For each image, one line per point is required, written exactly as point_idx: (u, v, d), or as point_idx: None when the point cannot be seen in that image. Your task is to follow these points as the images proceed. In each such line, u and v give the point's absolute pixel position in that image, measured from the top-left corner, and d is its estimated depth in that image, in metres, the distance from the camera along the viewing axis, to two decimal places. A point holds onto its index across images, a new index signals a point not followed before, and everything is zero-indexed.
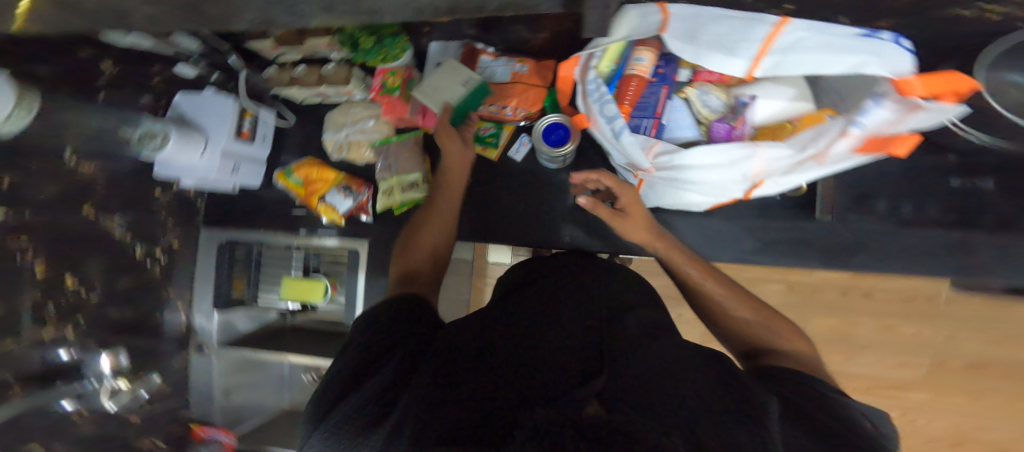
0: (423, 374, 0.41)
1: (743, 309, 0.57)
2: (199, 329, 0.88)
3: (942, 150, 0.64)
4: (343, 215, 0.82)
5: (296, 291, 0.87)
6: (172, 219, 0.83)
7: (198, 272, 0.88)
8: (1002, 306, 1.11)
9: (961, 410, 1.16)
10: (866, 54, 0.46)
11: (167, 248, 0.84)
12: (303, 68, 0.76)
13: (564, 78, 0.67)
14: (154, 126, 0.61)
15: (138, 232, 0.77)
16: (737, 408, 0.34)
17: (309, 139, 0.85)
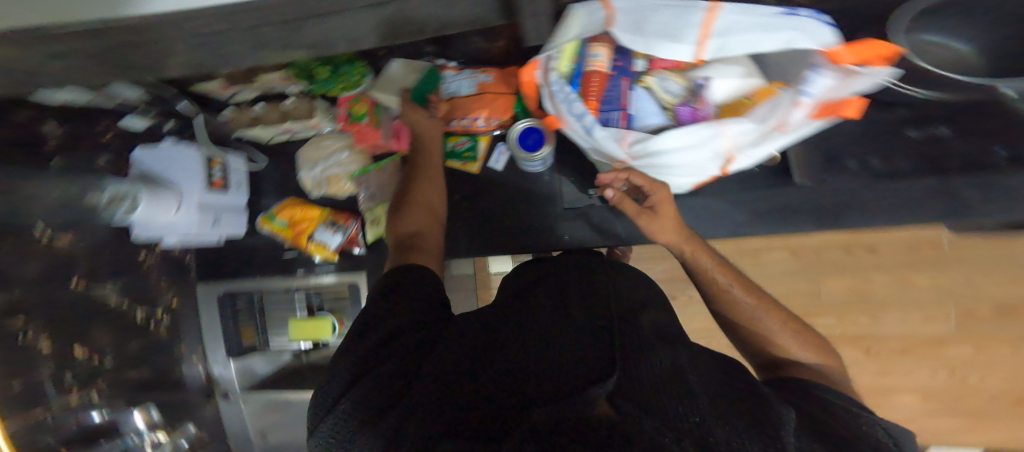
0: (429, 371, 0.42)
1: (772, 320, 0.59)
2: (220, 379, 0.89)
3: (892, 106, 0.63)
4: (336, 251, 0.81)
5: (305, 332, 0.85)
6: (166, 279, 0.82)
7: (205, 325, 0.87)
8: (1007, 243, 1.09)
9: (997, 359, 1.13)
10: (792, 31, 0.49)
11: (169, 308, 0.83)
12: (262, 106, 0.75)
13: (528, 84, 0.65)
14: (121, 188, 0.61)
15: (139, 295, 0.76)
16: (755, 422, 0.34)
17: (288, 178, 0.85)
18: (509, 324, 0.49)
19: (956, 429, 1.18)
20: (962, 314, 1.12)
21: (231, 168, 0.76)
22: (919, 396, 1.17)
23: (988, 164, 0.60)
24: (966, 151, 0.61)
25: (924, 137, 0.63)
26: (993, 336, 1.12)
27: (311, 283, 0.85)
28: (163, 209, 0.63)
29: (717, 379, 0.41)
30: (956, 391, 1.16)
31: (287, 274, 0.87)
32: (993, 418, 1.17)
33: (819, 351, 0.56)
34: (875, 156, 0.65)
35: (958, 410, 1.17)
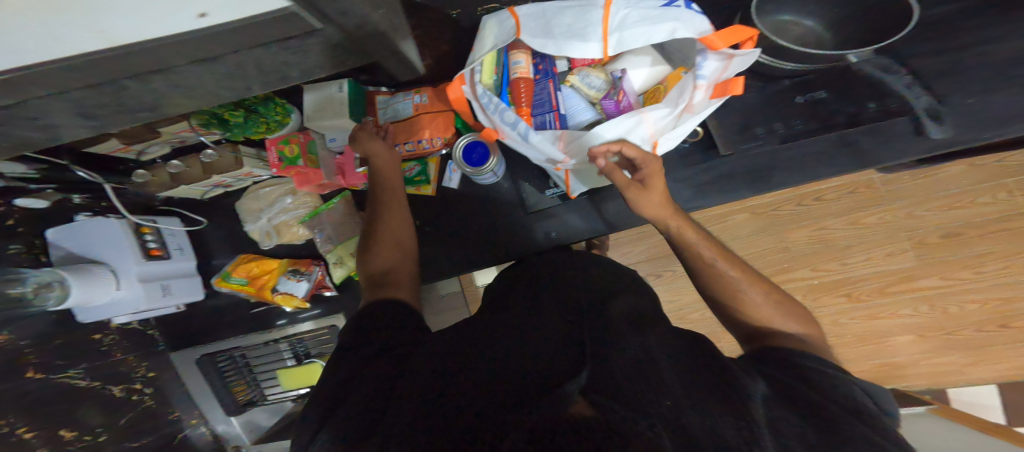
0: (404, 389, 0.40)
1: (757, 291, 0.52)
2: (226, 436, 0.88)
3: (775, 78, 0.66)
4: (305, 298, 0.77)
5: (296, 379, 0.83)
6: (133, 354, 0.76)
7: (193, 389, 0.83)
8: (933, 172, 1.14)
9: (966, 284, 1.18)
10: (672, 22, 0.53)
11: (147, 380, 0.78)
12: (178, 162, 0.71)
13: (458, 101, 0.61)
14: (43, 276, 0.60)
15: (114, 373, 0.73)
16: (720, 398, 0.35)
17: (238, 232, 0.83)
18: (484, 331, 0.47)
19: (942, 354, 1.22)
20: (914, 245, 1.17)
21: (168, 234, 0.75)
22: (916, 336, 1.22)
23: (865, 120, 0.62)
24: (847, 111, 0.63)
25: (809, 102, 0.65)
26: (948, 261, 1.17)
27: (291, 333, 0.81)
28: (98, 289, 0.63)
29: (693, 365, 0.39)
30: (931, 321, 1.20)
31: (264, 329, 0.81)
32: (975, 343, 1.20)
33: (806, 322, 0.50)
34: (778, 122, 0.66)
35: (949, 345, 1.21)
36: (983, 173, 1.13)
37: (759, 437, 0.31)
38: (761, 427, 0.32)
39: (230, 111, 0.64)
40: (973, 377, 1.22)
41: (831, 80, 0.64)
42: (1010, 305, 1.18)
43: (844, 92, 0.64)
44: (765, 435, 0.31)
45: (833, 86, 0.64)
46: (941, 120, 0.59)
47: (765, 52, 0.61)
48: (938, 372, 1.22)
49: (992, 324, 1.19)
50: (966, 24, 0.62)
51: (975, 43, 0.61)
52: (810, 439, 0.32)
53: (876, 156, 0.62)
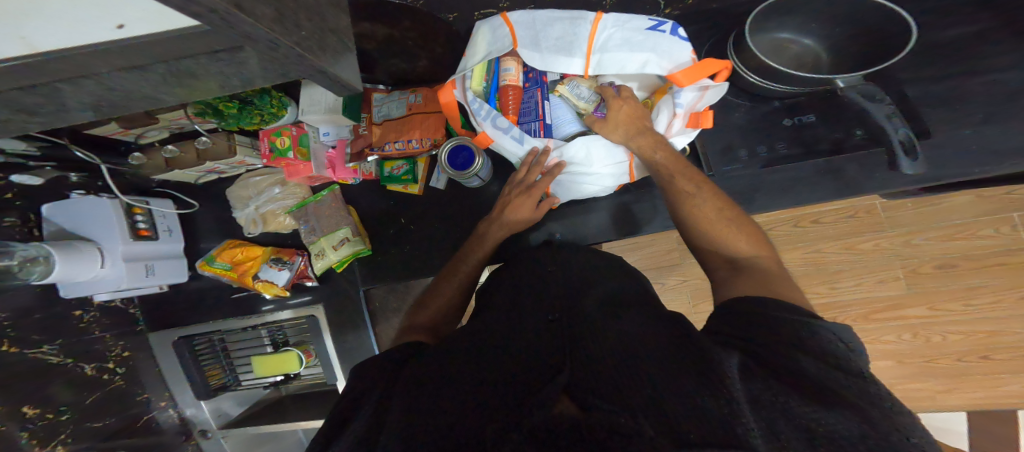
0: (398, 401, 0.38)
1: (709, 206, 0.53)
2: (193, 421, 0.86)
3: (765, 99, 0.66)
4: (285, 287, 0.78)
5: (270, 367, 0.81)
6: (110, 333, 0.78)
7: (166, 369, 0.83)
8: (932, 202, 1.14)
9: (959, 317, 1.16)
10: (648, 53, 0.57)
11: (121, 359, 0.79)
12: (173, 147, 0.71)
13: (449, 105, 0.61)
14: (30, 251, 0.61)
15: (89, 350, 0.74)
16: (698, 378, 0.33)
17: (225, 218, 0.84)
18: (459, 343, 0.47)
19: (926, 385, 1.19)
20: (907, 274, 1.16)
21: (157, 215, 0.77)
22: (894, 361, 1.20)
23: (849, 147, 0.61)
24: (833, 136, 0.62)
25: (797, 126, 0.64)
26: (941, 291, 1.15)
27: (269, 321, 0.81)
28: (83, 265, 0.64)
29: (666, 338, 0.40)
30: (913, 349, 1.18)
31: (245, 314, 0.82)
32: (955, 372, 1.18)
33: (762, 247, 0.50)
34: (762, 145, 0.65)
35: (927, 371, 1.19)
36: (986, 205, 1.11)
37: (740, 414, 0.29)
38: (740, 401, 0.30)
39: (225, 102, 0.62)
40: (944, 403, 1.20)
41: (819, 105, 0.63)
42: (996, 339, 1.15)
43: (841, 116, 0.62)
44: (746, 410, 0.30)
45: (822, 109, 0.63)
46: (916, 156, 0.57)
47: (755, 74, 0.61)
48: (910, 397, 1.20)
49: (975, 354, 1.16)
50: (965, 54, 0.61)
51: (968, 77, 0.61)
52: (789, 402, 0.30)
53: (856, 185, 0.63)
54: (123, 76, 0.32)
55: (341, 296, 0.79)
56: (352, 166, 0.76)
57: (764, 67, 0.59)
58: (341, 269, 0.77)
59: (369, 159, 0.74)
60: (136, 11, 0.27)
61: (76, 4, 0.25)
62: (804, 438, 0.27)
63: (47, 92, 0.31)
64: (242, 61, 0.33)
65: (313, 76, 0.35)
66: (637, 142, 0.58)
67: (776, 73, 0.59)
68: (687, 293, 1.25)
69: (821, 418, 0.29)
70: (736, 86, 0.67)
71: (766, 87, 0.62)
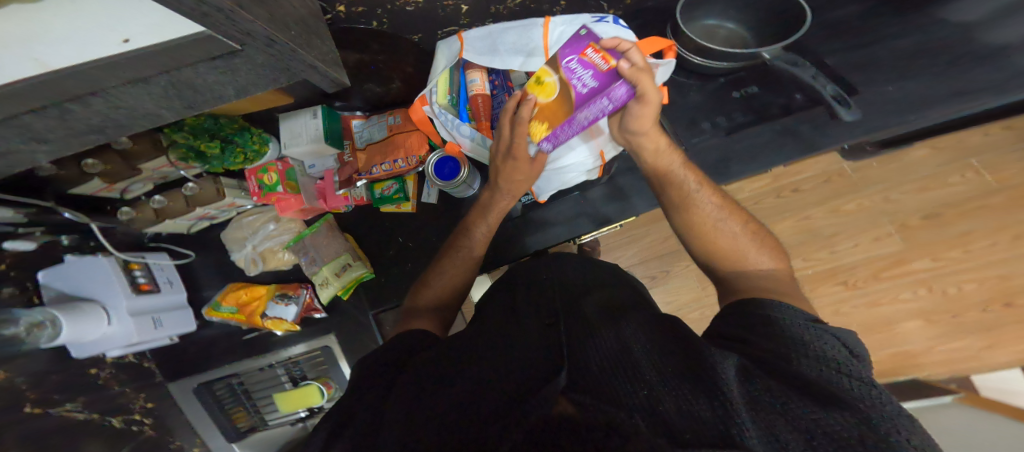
0: (395, 404, 0.39)
1: (734, 221, 0.55)
2: None
3: (712, 76, 0.70)
4: (295, 322, 0.78)
5: (292, 403, 0.80)
6: (130, 387, 0.75)
7: (193, 418, 0.81)
8: (897, 157, 1.14)
9: (967, 265, 1.11)
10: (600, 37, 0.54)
11: (146, 410, 0.76)
12: (161, 198, 0.71)
13: (420, 122, 0.62)
14: (36, 316, 0.60)
15: (113, 404, 0.71)
16: (694, 380, 0.33)
17: (225, 263, 0.84)
18: (457, 348, 0.47)
19: (955, 345, 1.12)
20: (897, 228, 1.13)
21: (155, 268, 0.76)
22: (922, 321, 1.12)
23: (795, 109, 0.66)
24: (779, 101, 0.67)
25: (744, 96, 0.68)
26: (935, 242, 1.12)
27: (284, 356, 0.82)
28: (89, 325, 0.63)
29: (666, 344, 0.40)
30: (934, 305, 1.12)
31: (256, 354, 0.82)
32: (986, 325, 1.10)
33: (778, 258, 0.52)
34: (721, 116, 0.69)
35: (960, 328, 1.11)
36: (946, 156, 1.12)
37: (733, 416, 0.29)
38: (735, 403, 0.30)
39: (206, 142, 0.64)
40: (993, 361, 1.11)
41: (758, 77, 0.68)
42: (1009, 282, 1.10)
43: (781, 85, 0.67)
44: (742, 411, 0.29)
45: (761, 81, 0.68)
46: (850, 104, 0.63)
47: (697, 54, 0.65)
48: (952, 359, 1.11)
49: (998, 302, 1.10)
50: (872, 22, 0.67)
51: (889, 34, 0.66)
52: (785, 401, 0.30)
53: (817, 141, 0.63)
54: (128, 91, 0.33)
55: (351, 322, 0.79)
56: (342, 193, 0.75)
57: (702, 49, 0.63)
58: (348, 295, 0.76)
59: (358, 184, 0.75)
60: (138, 25, 0.29)
61: (80, 25, 0.27)
62: (799, 434, 0.27)
63: (56, 117, 0.32)
64: (239, 69, 0.35)
65: (305, 72, 0.39)
66: (655, 141, 0.58)
67: (713, 52, 0.63)
68: (696, 277, 1.22)
69: (818, 416, 0.28)
70: (682, 69, 0.70)
71: (711, 65, 0.65)
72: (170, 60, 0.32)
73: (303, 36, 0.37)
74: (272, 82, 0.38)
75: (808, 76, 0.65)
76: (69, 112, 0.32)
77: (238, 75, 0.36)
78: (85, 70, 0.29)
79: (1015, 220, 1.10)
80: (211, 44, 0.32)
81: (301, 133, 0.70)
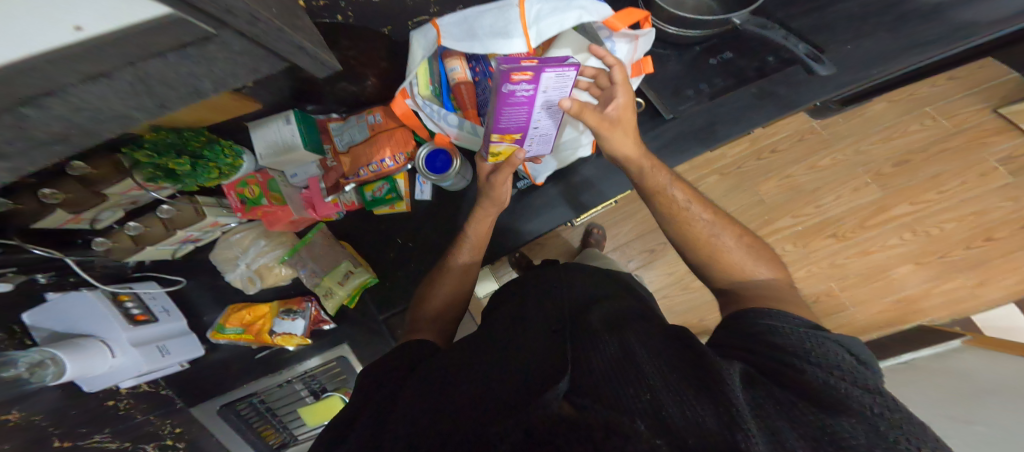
0: (397, 406, 0.39)
1: (729, 234, 0.54)
2: None
3: (687, 45, 0.66)
4: (305, 335, 0.75)
5: (319, 416, 0.85)
6: (154, 415, 0.70)
7: (221, 439, 0.80)
8: (860, 111, 1.18)
9: (946, 205, 1.15)
10: (576, 11, 0.48)
11: (177, 435, 0.72)
12: (136, 223, 0.66)
13: (405, 116, 0.57)
14: (33, 356, 0.54)
15: (142, 433, 0.66)
16: (699, 387, 0.33)
17: (216, 286, 0.78)
18: (462, 354, 0.46)
19: (948, 285, 1.15)
20: (874, 177, 1.16)
21: (147, 298, 0.70)
22: (913, 265, 1.15)
23: (770, 71, 0.65)
24: (754, 65, 0.66)
25: (721, 63, 0.66)
26: (910, 187, 1.16)
27: (300, 371, 0.80)
28: (95, 359, 0.58)
29: (671, 351, 0.39)
30: (921, 247, 1.15)
31: (272, 371, 0.79)
32: (973, 261, 1.14)
33: (774, 267, 0.53)
34: (703, 83, 0.66)
35: (950, 267, 1.15)
36: (904, 106, 1.17)
37: (740, 422, 0.28)
38: (740, 406, 0.30)
39: (173, 159, 0.58)
40: (987, 297, 1.15)
41: (731, 44, 0.66)
42: (986, 216, 1.14)
43: (750, 49, 0.66)
44: (748, 416, 0.29)
45: (737, 47, 0.66)
46: (821, 60, 0.64)
47: (674, 25, 0.62)
48: (950, 299, 1.15)
49: (978, 238, 1.14)
50: None
51: None
52: (794, 411, 0.31)
53: (795, 100, 0.64)
54: (90, 90, 0.29)
55: (362, 330, 0.78)
56: (331, 199, 0.70)
57: (675, 18, 0.61)
58: (354, 303, 0.75)
59: (347, 189, 0.70)
60: (90, 7, 0.25)
61: (21, 14, 0.23)
62: (806, 442, 0.28)
63: (13, 125, 0.28)
64: (214, 56, 0.33)
65: (291, 55, 0.37)
66: (638, 165, 0.57)
67: (687, 21, 0.60)
68: None
69: (828, 427, 0.29)
70: (658, 40, 0.67)
71: (687, 35, 0.63)
72: (139, 49, 0.29)
73: (285, 16, 0.36)
74: (251, 72, 0.37)
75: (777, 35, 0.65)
76: (25, 118, 0.28)
77: (210, 66, 0.34)
78: (37, 67, 0.25)
79: (975, 160, 1.15)
80: (183, 28, 0.30)
81: (278, 142, 0.66)
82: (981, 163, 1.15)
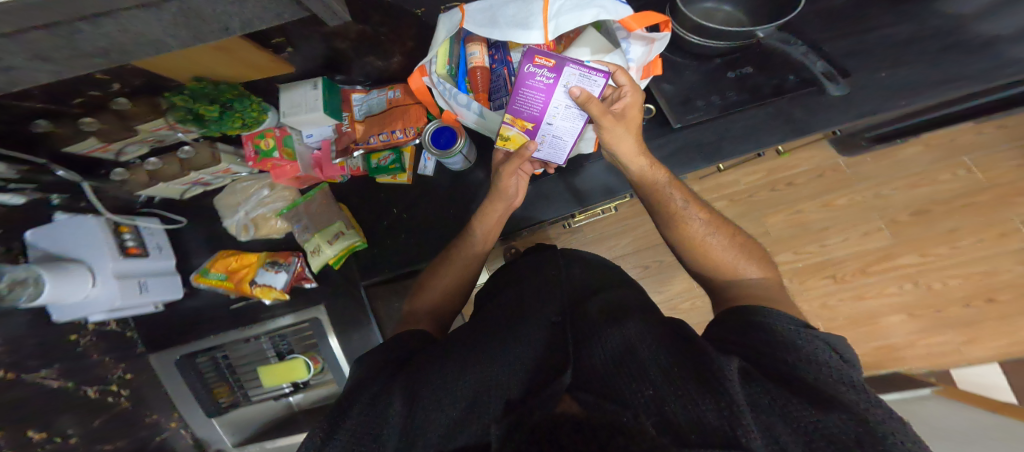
0: (402, 392, 0.41)
1: (722, 235, 0.57)
2: (208, 442, 0.85)
3: (707, 56, 0.67)
4: (284, 290, 0.76)
5: (276, 378, 0.81)
6: (109, 357, 0.74)
7: (173, 392, 0.81)
8: (890, 154, 1.15)
9: (955, 261, 1.12)
10: (595, 9, 0.50)
11: (123, 381, 0.75)
12: (155, 160, 0.69)
13: (418, 91, 0.60)
14: (19, 273, 0.56)
15: (90, 374, 0.70)
16: (700, 381, 0.34)
17: (216, 233, 0.82)
18: (466, 342, 0.49)
19: (936, 341, 1.14)
20: (887, 224, 1.14)
21: (145, 233, 0.73)
22: (905, 315, 1.14)
23: (788, 89, 0.64)
24: (772, 82, 0.65)
25: (739, 77, 0.66)
26: (924, 238, 1.13)
27: (271, 328, 0.81)
28: (73, 285, 0.61)
29: (670, 343, 0.41)
30: (918, 299, 1.14)
31: (242, 325, 0.81)
32: (966, 320, 1.13)
33: (764, 266, 0.55)
34: (715, 95, 0.66)
35: (940, 323, 1.13)
36: (937, 153, 1.13)
37: (741, 417, 0.30)
38: (741, 404, 0.31)
39: (204, 106, 0.63)
40: (973, 356, 1.12)
41: (753, 58, 0.66)
42: (993, 279, 1.11)
43: (771, 66, 0.66)
44: (747, 412, 0.31)
45: (758, 62, 0.66)
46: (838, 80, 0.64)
47: (695, 33, 0.63)
48: (933, 353, 1.14)
49: (978, 299, 1.12)
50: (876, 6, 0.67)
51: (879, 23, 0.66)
52: (787, 406, 0.32)
53: (806, 125, 0.65)
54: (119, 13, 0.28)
55: (343, 296, 0.79)
56: (339, 162, 0.75)
57: (698, 27, 0.62)
58: (338, 265, 0.76)
59: (355, 154, 0.75)
60: None
61: None
62: (800, 439, 0.29)
63: (65, 36, 0.28)
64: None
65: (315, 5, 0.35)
66: (638, 164, 0.59)
67: (710, 30, 0.60)
68: None
69: (818, 422, 0.30)
70: (681, 49, 0.68)
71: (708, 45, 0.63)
72: None
73: None
74: (274, 18, 0.35)
75: (797, 53, 0.65)
76: (78, 32, 0.28)
77: (243, 7, 0.32)
78: None
79: (1000, 218, 1.11)
80: None
81: (299, 102, 0.70)
82: (1004, 223, 1.11)
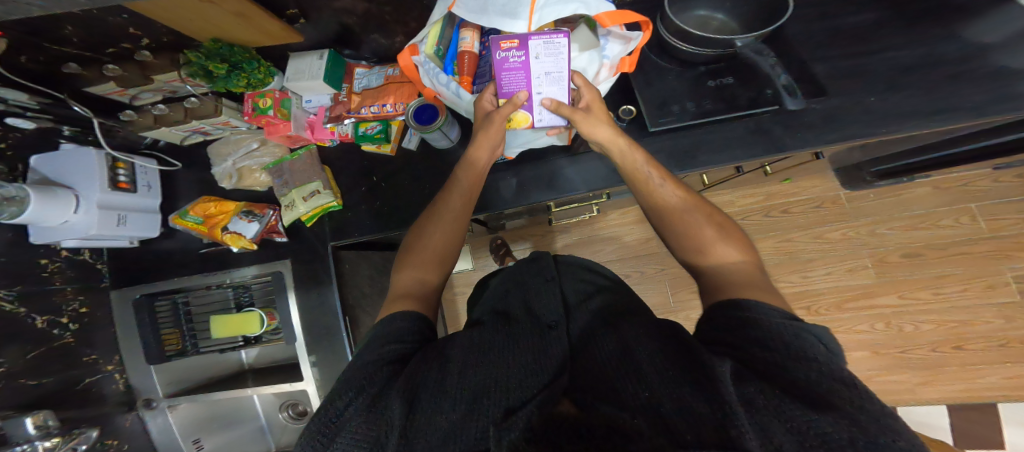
0: (402, 377, 0.43)
1: (699, 214, 0.56)
2: (139, 391, 0.84)
3: (694, 64, 0.69)
4: (253, 240, 0.80)
5: (228, 328, 0.81)
6: (70, 288, 0.79)
7: (121, 330, 0.84)
8: (898, 191, 1.13)
9: (935, 307, 1.11)
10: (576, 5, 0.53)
11: (76, 314, 0.79)
12: (163, 106, 0.75)
13: (406, 68, 0.64)
14: (9, 190, 0.62)
15: (46, 302, 0.74)
16: (693, 383, 0.35)
17: (206, 181, 0.87)
18: (467, 338, 0.50)
19: (892, 380, 1.12)
20: (874, 262, 1.14)
21: (139, 171, 0.80)
22: (869, 352, 1.13)
23: (762, 102, 0.65)
24: (749, 94, 0.66)
25: (719, 86, 0.67)
26: (908, 280, 1.12)
27: (233, 278, 0.83)
28: (56, 209, 0.66)
29: (664, 346, 0.42)
30: (887, 339, 1.12)
31: (205, 272, 0.84)
32: (929, 363, 1.10)
33: (746, 249, 0.52)
34: (691, 101, 0.68)
35: (903, 362, 1.11)
36: (945, 197, 1.11)
37: (734, 417, 0.30)
38: (734, 405, 0.31)
39: (213, 63, 0.67)
40: (924, 397, 1.10)
41: (735, 70, 0.67)
42: (969, 328, 1.09)
43: (752, 79, 0.66)
44: (741, 413, 0.31)
45: (740, 74, 0.67)
46: (796, 93, 0.65)
47: (681, 40, 0.65)
48: (886, 390, 1.12)
49: (947, 345, 1.10)
50: (877, 34, 0.67)
51: (877, 51, 0.67)
52: (783, 406, 0.31)
53: (782, 141, 0.66)
54: None
55: (309, 252, 0.81)
56: (330, 127, 0.79)
57: (683, 34, 0.63)
58: (309, 222, 0.79)
59: (346, 121, 0.78)
60: None
61: None
62: (795, 441, 0.29)
63: None
64: None
65: None
66: (617, 145, 0.61)
67: (695, 36, 0.62)
68: (666, 283, 1.21)
69: (816, 422, 0.29)
70: (665, 53, 0.70)
71: (695, 52, 0.65)
72: None
73: None
74: None
75: (767, 65, 0.67)
76: None
77: None
78: None
79: (992, 270, 1.09)
80: None
81: (301, 69, 0.74)
82: (996, 275, 1.09)
